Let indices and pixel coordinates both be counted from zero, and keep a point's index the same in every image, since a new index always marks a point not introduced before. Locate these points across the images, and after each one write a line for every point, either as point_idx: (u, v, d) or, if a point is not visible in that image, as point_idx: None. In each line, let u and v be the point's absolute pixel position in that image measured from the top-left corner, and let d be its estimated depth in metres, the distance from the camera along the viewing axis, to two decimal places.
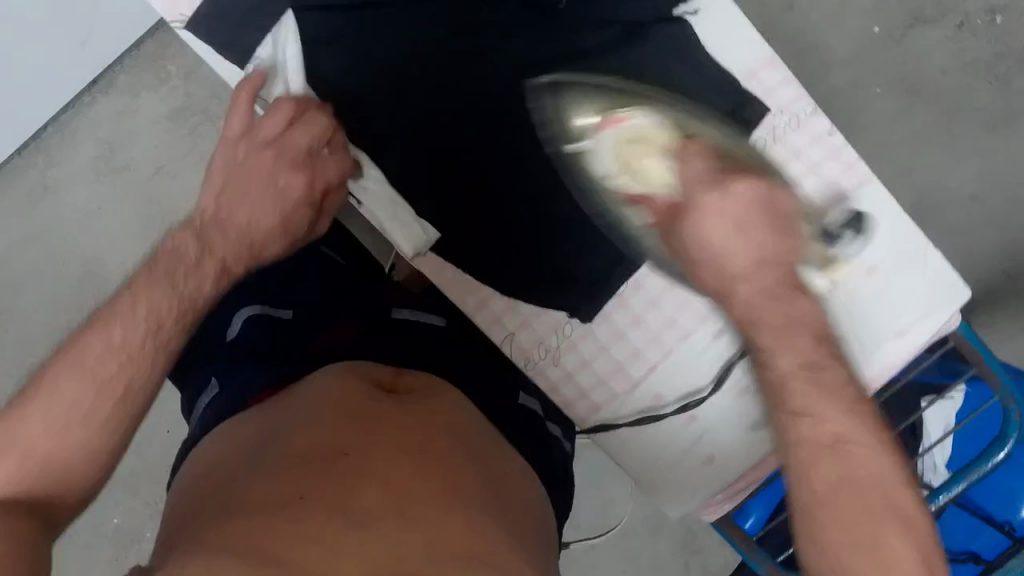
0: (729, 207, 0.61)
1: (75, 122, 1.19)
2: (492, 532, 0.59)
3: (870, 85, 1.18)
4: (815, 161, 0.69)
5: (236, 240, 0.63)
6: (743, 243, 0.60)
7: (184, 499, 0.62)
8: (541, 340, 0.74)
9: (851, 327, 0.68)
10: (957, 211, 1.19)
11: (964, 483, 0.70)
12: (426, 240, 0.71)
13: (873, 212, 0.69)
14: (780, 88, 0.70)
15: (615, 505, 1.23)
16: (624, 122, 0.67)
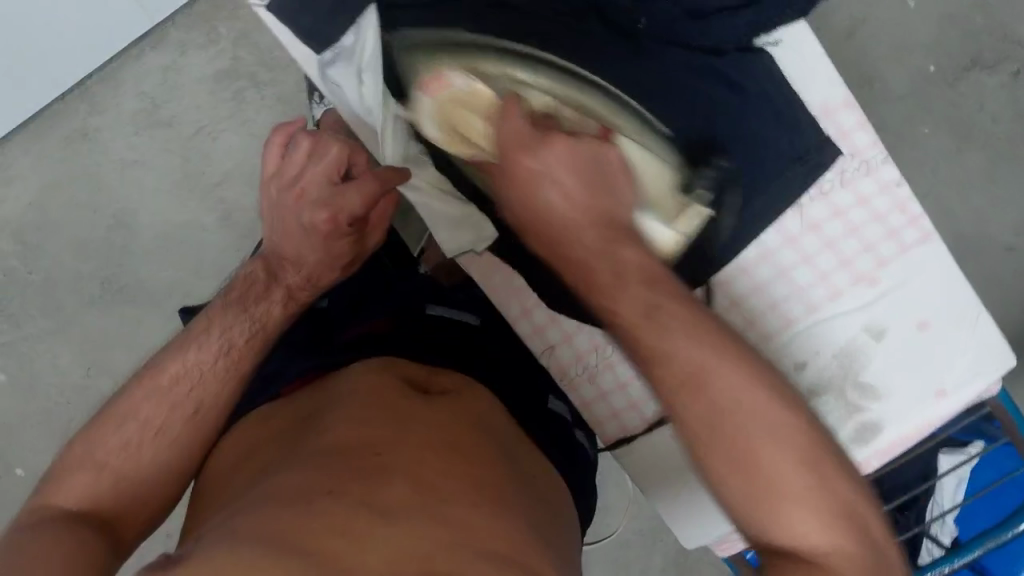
0: (544, 164, 0.53)
1: (120, 72, 1.18)
2: (529, 537, 0.55)
3: (920, 124, 1.17)
4: (881, 212, 0.67)
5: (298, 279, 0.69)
6: (581, 190, 0.53)
7: (216, 496, 0.60)
8: (580, 357, 0.75)
9: (898, 382, 0.68)
10: (995, 260, 1.17)
11: (980, 548, 0.71)
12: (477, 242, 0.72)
13: (930, 270, 0.67)
14: (856, 132, 0.67)
15: (612, 516, 1.22)
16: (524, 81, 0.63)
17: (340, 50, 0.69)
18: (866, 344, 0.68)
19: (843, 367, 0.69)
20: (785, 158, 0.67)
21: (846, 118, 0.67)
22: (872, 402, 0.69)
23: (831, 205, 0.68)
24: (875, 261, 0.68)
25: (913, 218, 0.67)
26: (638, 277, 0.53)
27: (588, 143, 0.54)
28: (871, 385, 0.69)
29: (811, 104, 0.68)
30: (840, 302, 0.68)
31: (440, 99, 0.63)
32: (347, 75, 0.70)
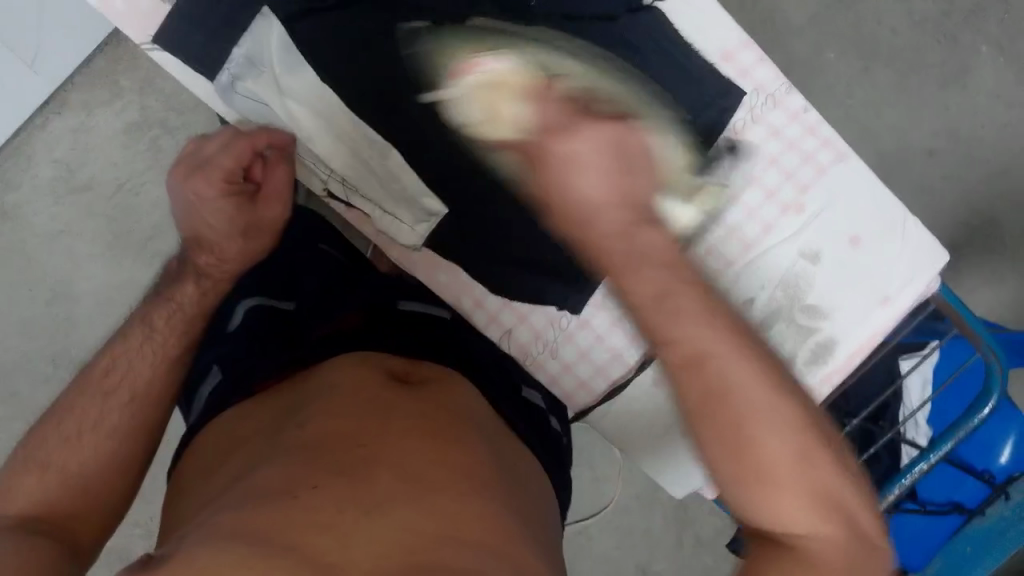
0: (590, 148, 0.44)
1: (30, 144, 1.16)
2: (509, 515, 0.56)
3: (824, 51, 1.19)
4: (795, 141, 0.69)
5: (222, 269, 0.68)
6: (657, 183, 0.52)
7: (191, 496, 0.59)
8: (538, 335, 0.76)
9: (842, 298, 0.70)
10: (920, 167, 1.21)
11: (953, 440, 0.73)
12: (418, 230, 0.72)
13: (854, 187, 0.69)
14: (756, 68, 0.68)
15: (605, 484, 1.23)
16: (478, 65, 0.54)
17: (240, 62, 0.67)
18: (806, 269, 0.70)
19: (788, 294, 0.70)
20: (696, 107, 0.67)
21: (745, 56, 0.68)
22: (822, 323, 0.70)
23: (746, 142, 0.69)
24: (797, 188, 0.69)
25: (826, 141, 0.69)
26: (697, 261, 0.57)
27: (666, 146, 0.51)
28: (816, 308, 0.70)
29: (709, 52, 0.68)
30: (773, 234, 0.70)
31: (447, 96, 0.59)
32: (257, 87, 0.68)
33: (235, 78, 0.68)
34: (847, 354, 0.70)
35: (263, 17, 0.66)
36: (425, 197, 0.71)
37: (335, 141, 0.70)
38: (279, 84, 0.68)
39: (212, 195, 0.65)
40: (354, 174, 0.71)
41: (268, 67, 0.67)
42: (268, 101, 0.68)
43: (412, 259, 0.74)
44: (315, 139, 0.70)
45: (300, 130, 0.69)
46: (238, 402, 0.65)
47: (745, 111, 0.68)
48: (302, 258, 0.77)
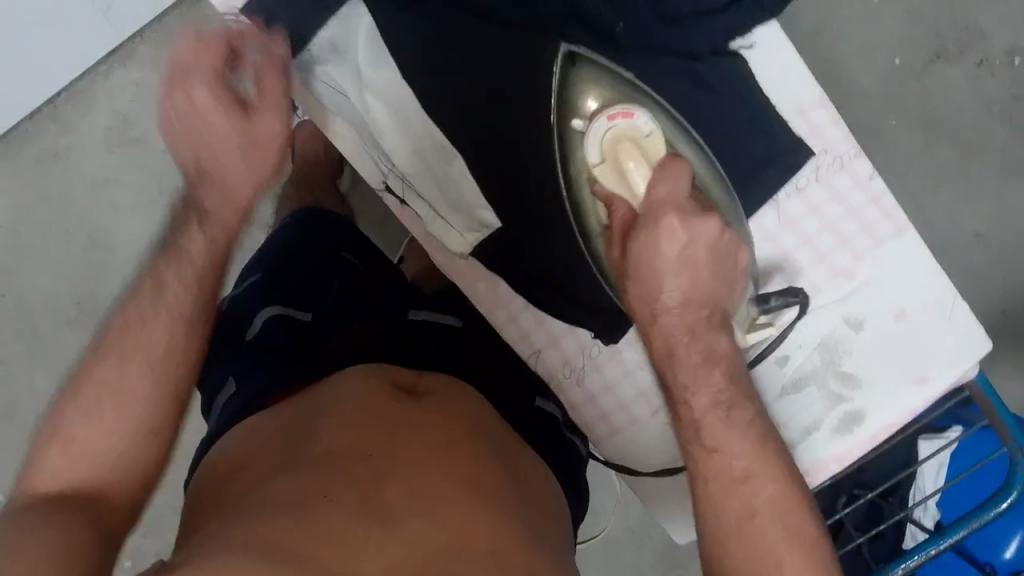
0: (672, 249, 0.57)
1: (89, 91, 1.17)
2: (524, 536, 0.55)
3: (888, 118, 1.18)
4: (857, 207, 0.67)
5: (217, 193, 0.59)
6: (706, 276, 0.58)
7: (207, 492, 0.59)
8: (567, 360, 0.73)
9: (878, 371, 0.68)
10: (965, 249, 1.20)
11: (965, 529, 0.71)
12: (468, 237, 0.70)
13: (909, 263, 0.67)
14: (829, 128, 0.67)
15: (601, 515, 1.22)
16: (622, 119, 0.61)
17: (323, 45, 0.67)
18: (846, 336, 0.68)
19: (824, 359, 0.69)
20: (758, 160, 0.67)
21: (818, 115, 0.67)
22: (853, 393, 0.69)
23: (806, 202, 0.68)
24: (851, 255, 0.68)
25: (887, 212, 0.67)
26: (723, 368, 0.59)
27: (733, 240, 0.59)
28: (853, 377, 0.69)
29: (784, 106, 0.67)
30: (819, 298, 0.68)
31: (617, 133, 0.61)
32: (339, 73, 0.68)
33: (316, 62, 0.68)
34: (875, 428, 0.69)
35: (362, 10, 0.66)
36: (480, 208, 0.70)
37: (409, 142, 0.69)
38: (362, 76, 0.68)
39: (202, 100, 0.57)
40: (415, 174, 0.70)
41: (351, 57, 0.67)
42: (350, 93, 0.68)
43: (456, 269, 0.72)
44: (385, 131, 0.69)
45: (370, 123, 0.69)
46: (256, 411, 0.65)
47: (812, 169, 0.67)
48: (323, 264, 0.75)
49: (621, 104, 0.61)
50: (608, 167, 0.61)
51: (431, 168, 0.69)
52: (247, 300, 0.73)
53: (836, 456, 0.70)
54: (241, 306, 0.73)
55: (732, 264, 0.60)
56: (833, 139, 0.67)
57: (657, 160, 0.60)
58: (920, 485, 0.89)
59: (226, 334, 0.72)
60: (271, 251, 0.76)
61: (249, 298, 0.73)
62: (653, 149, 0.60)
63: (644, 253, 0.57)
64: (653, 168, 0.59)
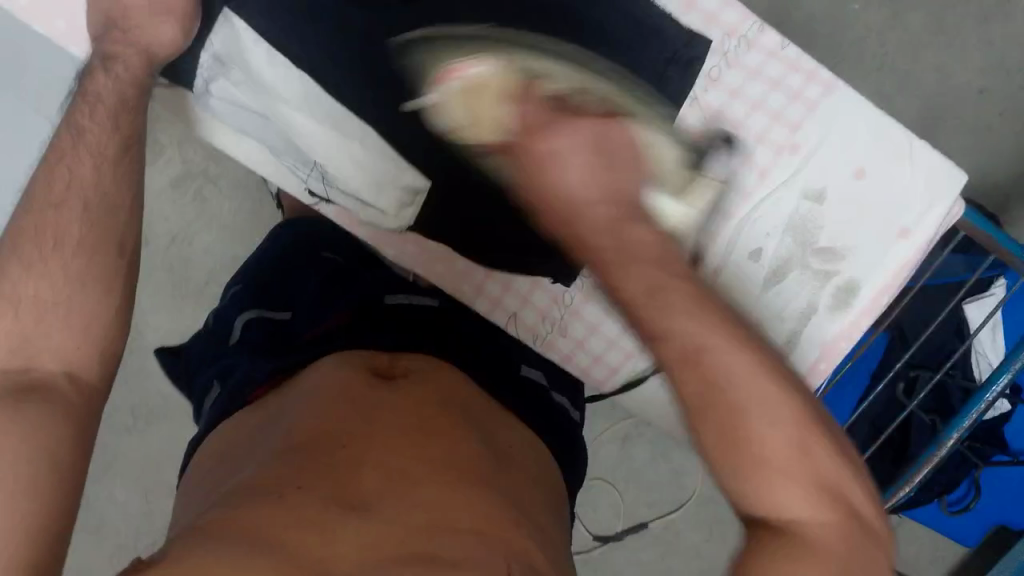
0: (564, 141, 0.54)
1: None
2: (506, 506, 0.56)
3: (851, 2, 1.14)
4: (777, 79, 0.71)
5: (133, 51, 0.66)
6: (589, 166, 0.54)
7: (205, 494, 0.59)
8: (543, 314, 0.79)
9: (854, 236, 0.73)
10: (970, 108, 1.16)
11: (1008, 374, 0.74)
12: (403, 216, 0.75)
13: (841, 121, 0.72)
14: (723, 12, 0.71)
15: (685, 479, 1.18)
16: (463, 70, 0.59)
17: (210, 63, 0.71)
18: (812, 211, 0.73)
19: (798, 240, 0.73)
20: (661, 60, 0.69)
21: (709, 3, 0.71)
22: (839, 267, 0.73)
23: (726, 89, 0.71)
24: (788, 127, 0.72)
25: (809, 75, 0.71)
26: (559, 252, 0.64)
27: (602, 125, 0.56)
28: (831, 251, 0.73)
29: (674, 4, 0.70)
30: (772, 176, 0.72)
31: (459, 89, 0.58)
32: (235, 85, 0.71)
33: (209, 81, 0.71)
34: (874, 291, 0.73)
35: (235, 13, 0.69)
36: (404, 176, 0.74)
37: (324, 132, 0.72)
38: (258, 81, 0.71)
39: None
40: (334, 169, 0.74)
41: (241, 67, 0.71)
42: (250, 104, 0.72)
43: (408, 254, 0.77)
44: (296, 132, 0.73)
45: (277, 130, 0.73)
46: (242, 407, 0.66)
47: (724, 55, 0.71)
48: (301, 272, 0.77)
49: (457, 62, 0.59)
50: (473, 122, 0.58)
51: (349, 152, 0.73)
52: (228, 309, 0.75)
53: (848, 331, 0.74)
54: (226, 316, 0.75)
55: (627, 162, 0.56)
56: (731, 21, 0.71)
57: (503, 91, 0.57)
58: (981, 355, 0.88)
59: (215, 342, 0.74)
60: (259, 264, 0.79)
61: (232, 307, 0.75)
62: (495, 82, 0.57)
63: (543, 180, 0.54)
64: (468, 77, 0.58)
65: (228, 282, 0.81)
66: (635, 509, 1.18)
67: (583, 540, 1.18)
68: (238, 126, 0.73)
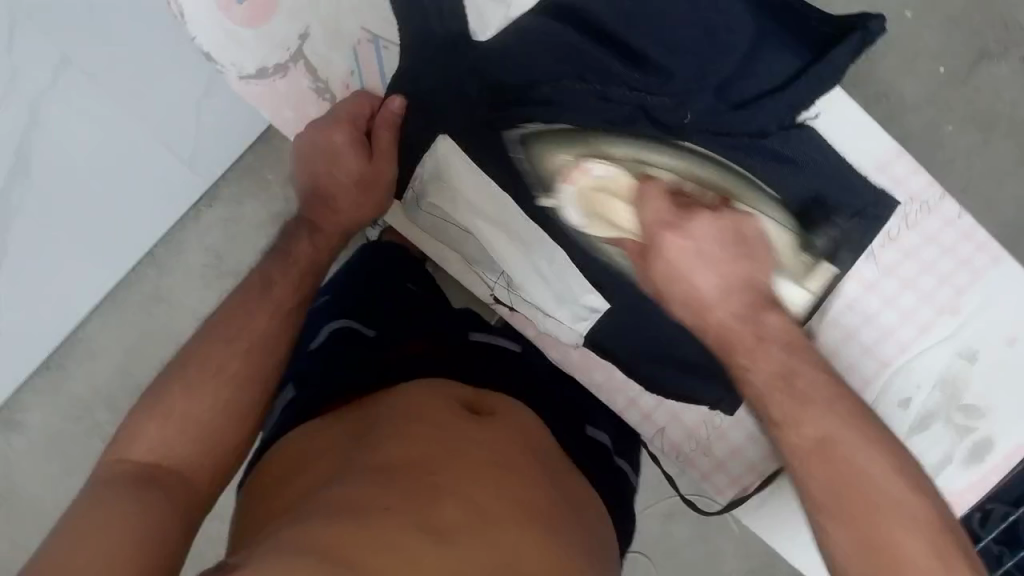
0: (695, 243, 0.64)
1: (180, 233, 1.09)
2: (580, 564, 0.57)
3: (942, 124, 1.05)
4: (951, 245, 0.76)
5: (333, 224, 0.75)
6: (722, 283, 0.64)
7: (279, 500, 0.60)
8: (691, 433, 0.83)
9: (998, 396, 0.76)
10: None
11: None
12: (578, 328, 0.81)
13: (1015, 286, 0.75)
14: (911, 178, 0.75)
15: (720, 562, 1.16)
16: (587, 172, 0.72)
17: (421, 180, 0.79)
18: (963, 369, 0.77)
19: (948, 394, 0.77)
20: (851, 212, 0.75)
21: (900, 165, 0.75)
22: (979, 423, 0.77)
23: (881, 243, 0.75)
24: (957, 290, 0.76)
25: (980, 244, 0.76)
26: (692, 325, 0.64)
27: (728, 220, 0.66)
28: (976, 407, 0.77)
29: (864, 163, 0.75)
30: (933, 334, 0.77)
31: (583, 187, 0.73)
32: (439, 197, 0.79)
33: (417, 197, 0.80)
34: (1009, 449, 0.77)
35: (447, 138, 0.76)
36: (585, 296, 0.79)
37: (511, 244, 0.79)
38: (462, 198, 0.78)
39: (340, 142, 0.73)
40: (519, 280, 0.80)
41: (450, 182, 0.78)
42: (452, 215, 0.79)
43: (572, 360, 0.83)
44: (485, 237, 0.80)
45: (472, 248, 0.81)
46: (315, 418, 0.69)
47: (908, 214, 0.76)
48: (389, 297, 0.81)
49: (575, 166, 0.73)
50: (597, 221, 0.73)
51: (541, 266, 0.79)
52: (317, 318, 0.79)
53: (972, 486, 0.78)
54: (313, 323, 0.79)
55: (749, 251, 0.66)
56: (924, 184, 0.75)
57: (627, 192, 0.71)
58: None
59: (298, 343, 0.78)
60: (351, 280, 0.83)
61: (319, 316, 0.80)
62: (619, 184, 0.71)
63: (671, 278, 0.65)
64: (629, 203, 0.70)
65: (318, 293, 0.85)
66: None
67: None
68: (436, 230, 0.81)
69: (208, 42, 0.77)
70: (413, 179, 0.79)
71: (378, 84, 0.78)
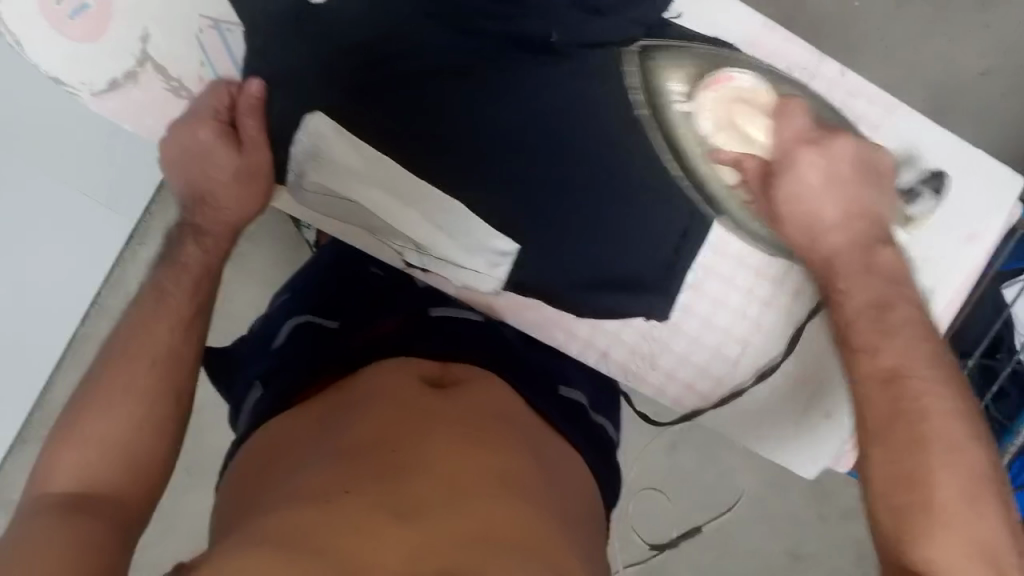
0: (812, 173, 0.68)
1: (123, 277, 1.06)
2: (549, 524, 0.57)
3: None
4: (842, 104, 0.75)
5: (219, 225, 0.74)
6: (826, 182, 0.68)
7: (250, 492, 0.61)
8: (632, 349, 0.82)
9: (934, 245, 0.76)
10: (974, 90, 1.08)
11: None
12: (493, 275, 0.78)
13: (911, 135, 0.76)
14: (784, 46, 0.75)
15: (732, 479, 1.16)
16: (721, 85, 0.72)
17: (300, 157, 0.76)
18: None
19: None
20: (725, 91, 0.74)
21: (769, 40, 0.76)
22: (912, 277, 0.77)
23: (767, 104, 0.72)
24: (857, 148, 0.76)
25: (875, 98, 0.75)
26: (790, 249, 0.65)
27: (871, 151, 0.69)
28: (914, 262, 0.76)
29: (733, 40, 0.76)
30: None
31: (719, 99, 0.72)
32: (318, 171, 0.76)
33: (300, 174, 0.77)
34: (947, 294, 0.77)
35: (314, 113, 0.74)
36: (496, 240, 0.77)
37: (405, 205, 0.76)
38: (339, 166, 0.75)
39: (207, 139, 0.73)
40: (425, 238, 0.77)
41: (327, 154, 0.75)
42: (335, 189, 0.77)
43: (500, 306, 0.80)
44: (376, 201, 0.77)
45: (366, 216, 0.78)
46: (287, 407, 0.68)
47: (792, 84, 0.76)
48: (344, 285, 0.78)
49: (718, 73, 0.72)
50: (725, 133, 0.72)
51: (437, 218, 0.76)
52: (275, 316, 0.77)
53: None
54: (272, 321, 0.77)
55: (876, 179, 0.69)
56: (791, 55, 0.75)
57: (761, 111, 0.71)
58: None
59: (261, 343, 0.76)
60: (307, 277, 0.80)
61: (278, 314, 0.77)
62: (757, 103, 0.71)
63: (790, 184, 0.68)
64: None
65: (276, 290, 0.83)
66: (690, 515, 1.17)
67: (639, 549, 1.16)
68: (331, 205, 0.78)
69: (56, 68, 0.79)
70: (291, 160, 0.76)
71: (232, 71, 0.78)
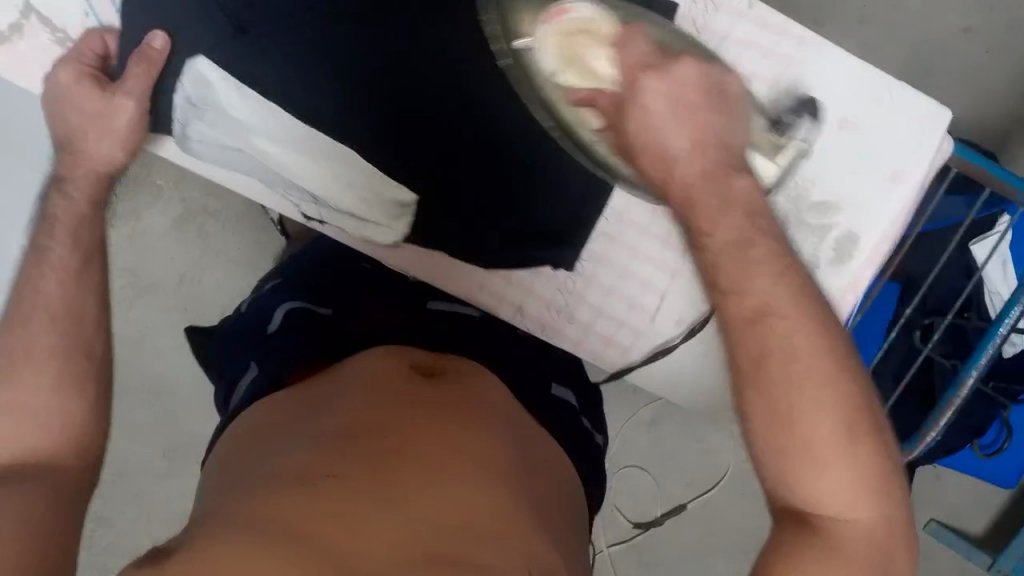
0: (658, 99, 0.58)
1: None
2: (531, 515, 0.55)
3: None
4: (749, 38, 0.72)
5: (83, 171, 0.70)
6: (702, 133, 0.58)
7: (223, 476, 0.58)
8: (548, 302, 0.78)
9: (848, 186, 0.73)
10: (956, 48, 1.08)
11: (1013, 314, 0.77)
12: (394, 229, 0.74)
13: (824, 66, 0.72)
14: None
15: (717, 454, 1.15)
16: (565, 14, 0.62)
17: (184, 106, 0.70)
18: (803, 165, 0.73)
19: (794, 198, 0.73)
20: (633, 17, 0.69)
21: None
22: (836, 218, 0.74)
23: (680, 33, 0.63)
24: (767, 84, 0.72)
25: (783, 29, 0.72)
26: (743, 207, 0.57)
27: (718, 75, 0.60)
28: (825, 203, 0.74)
29: None
30: None
31: (562, 31, 0.62)
32: (204, 123, 0.70)
33: (184, 125, 0.71)
34: (875, 237, 0.74)
35: (196, 57, 0.67)
36: (391, 190, 0.72)
37: (302, 158, 0.71)
38: (229, 117, 0.69)
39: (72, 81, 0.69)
40: (322, 193, 0.73)
41: (212, 107, 0.69)
42: (225, 140, 0.71)
43: (407, 260, 0.77)
44: (269, 154, 0.71)
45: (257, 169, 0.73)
46: (281, 387, 0.66)
47: (693, 18, 0.71)
48: (335, 279, 0.77)
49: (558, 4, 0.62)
50: (572, 68, 0.62)
51: (333, 171, 0.71)
52: (269, 300, 0.76)
53: (852, 286, 0.75)
54: (266, 304, 0.76)
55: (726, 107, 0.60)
56: None
57: (605, 41, 0.61)
58: (993, 292, 0.91)
59: (254, 324, 0.74)
60: (300, 267, 0.80)
61: (274, 297, 0.76)
62: (602, 31, 0.61)
63: (640, 124, 0.58)
64: (612, 48, 0.61)
65: (265, 276, 0.82)
66: (675, 492, 1.16)
67: (624, 527, 1.15)
68: (220, 159, 0.73)
69: None
70: (174, 111, 0.70)
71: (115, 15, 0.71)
